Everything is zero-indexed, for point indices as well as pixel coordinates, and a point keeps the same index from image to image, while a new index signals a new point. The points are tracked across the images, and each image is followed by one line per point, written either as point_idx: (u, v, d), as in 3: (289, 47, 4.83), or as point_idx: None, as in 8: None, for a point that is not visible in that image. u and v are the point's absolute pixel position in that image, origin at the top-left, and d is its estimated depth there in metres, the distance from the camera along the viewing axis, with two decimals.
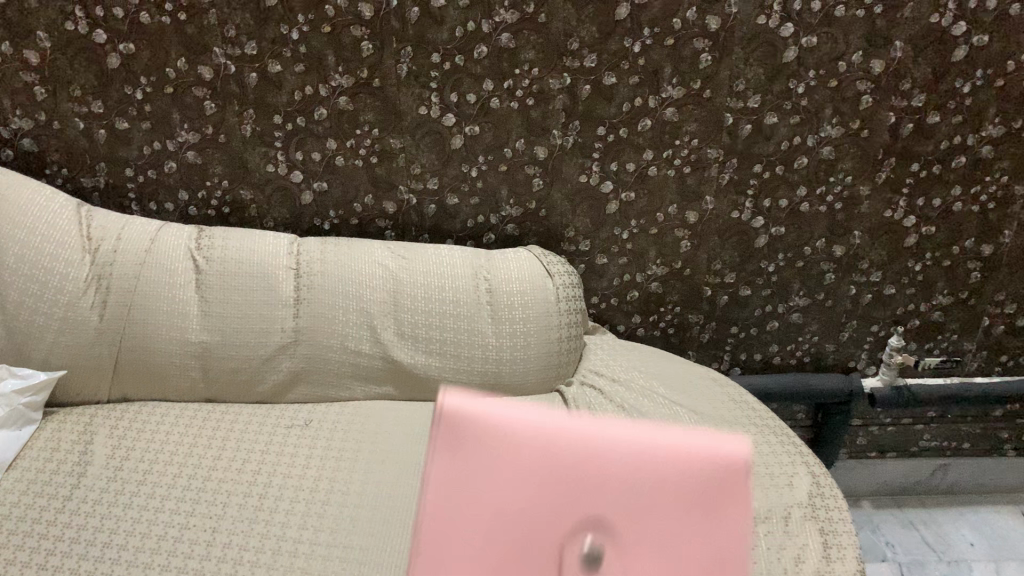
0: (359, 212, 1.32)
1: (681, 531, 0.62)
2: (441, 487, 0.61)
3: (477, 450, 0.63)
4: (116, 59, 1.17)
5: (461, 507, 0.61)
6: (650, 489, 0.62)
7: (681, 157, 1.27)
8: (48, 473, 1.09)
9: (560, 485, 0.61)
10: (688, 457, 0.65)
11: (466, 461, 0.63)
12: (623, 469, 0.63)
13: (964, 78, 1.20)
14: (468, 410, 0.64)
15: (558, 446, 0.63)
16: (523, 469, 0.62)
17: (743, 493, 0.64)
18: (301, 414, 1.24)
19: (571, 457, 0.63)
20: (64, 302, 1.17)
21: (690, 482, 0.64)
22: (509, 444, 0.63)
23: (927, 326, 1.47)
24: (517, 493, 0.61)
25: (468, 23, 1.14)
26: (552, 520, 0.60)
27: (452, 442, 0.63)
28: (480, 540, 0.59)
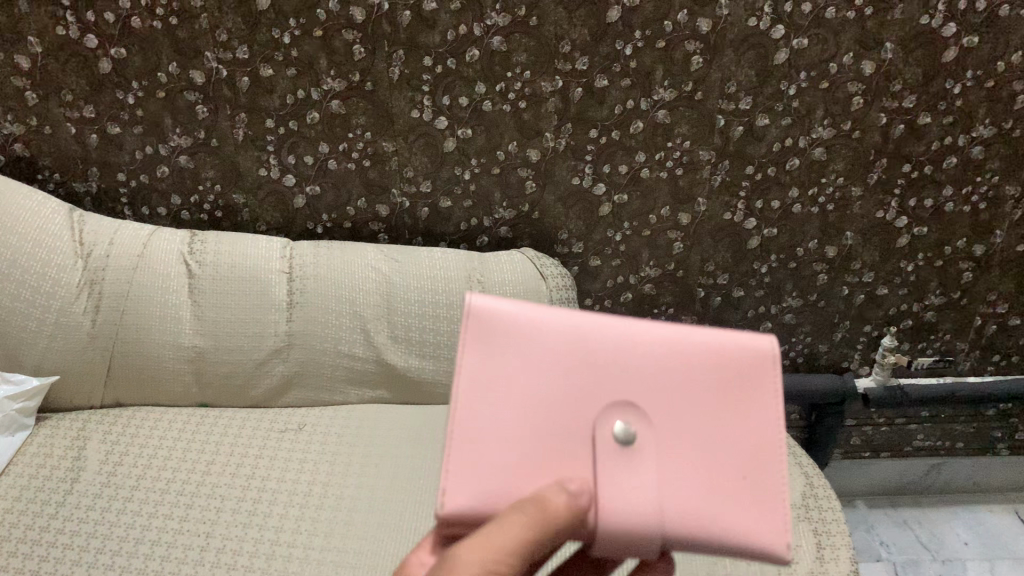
0: (352, 215, 1.32)
1: (709, 417, 0.66)
2: (480, 383, 0.65)
3: (511, 345, 0.66)
4: (107, 64, 1.17)
5: (501, 398, 0.64)
6: (680, 378, 0.66)
7: (673, 159, 1.27)
8: (42, 478, 1.09)
9: (594, 379, 0.65)
10: (718, 346, 0.68)
11: (499, 354, 0.65)
12: (654, 361, 0.66)
13: (955, 79, 1.20)
14: (499, 308, 0.67)
15: (589, 341, 0.66)
16: (557, 363, 0.65)
17: (771, 381, 0.67)
18: (295, 417, 1.24)
19: (603, 351, 0.66)
20: (57, 307, 1.16)
21: (719, 367, 0.67)
22: (543, 340, 0.66)
23: (920, 326, 1.48)
24: (554, 385, 0.65)
25: (459, 27, 1.14)
26: (588, 409, 0.64)
27: (481, 333, 0.66)
28: (516, 421, 0.64)
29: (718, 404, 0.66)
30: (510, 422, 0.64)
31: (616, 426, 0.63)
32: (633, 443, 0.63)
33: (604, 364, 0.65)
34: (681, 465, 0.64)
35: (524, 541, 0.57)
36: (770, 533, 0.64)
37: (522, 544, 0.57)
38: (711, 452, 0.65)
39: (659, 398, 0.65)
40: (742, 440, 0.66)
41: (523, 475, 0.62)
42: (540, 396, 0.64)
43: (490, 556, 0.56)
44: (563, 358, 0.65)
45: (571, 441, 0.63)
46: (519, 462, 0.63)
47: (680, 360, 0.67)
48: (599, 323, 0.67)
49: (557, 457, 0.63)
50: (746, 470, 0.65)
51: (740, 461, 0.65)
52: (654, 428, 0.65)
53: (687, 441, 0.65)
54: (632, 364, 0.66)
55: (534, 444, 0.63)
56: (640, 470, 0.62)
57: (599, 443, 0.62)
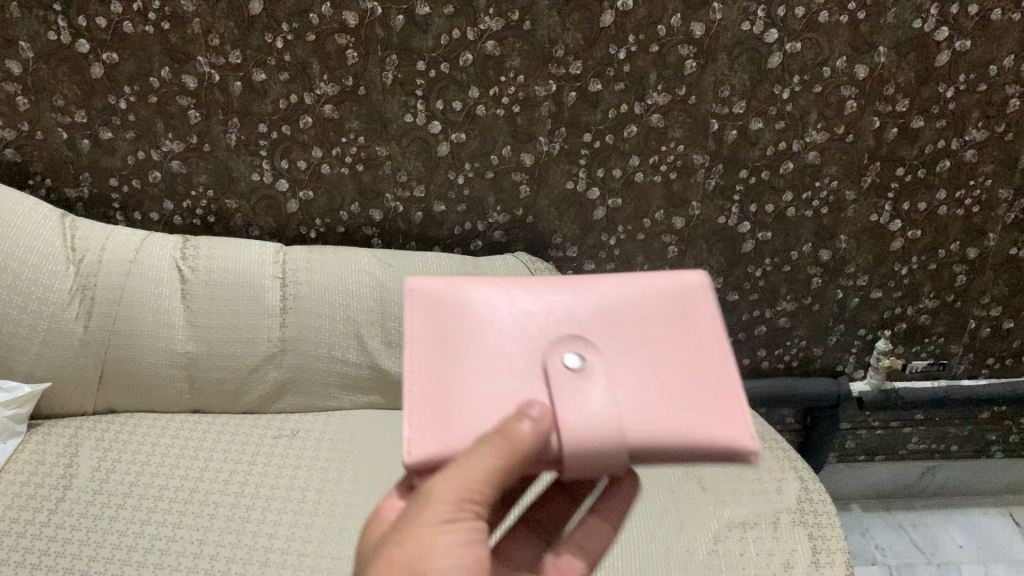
0: (346, 219, 1.32)
1: (655, 343, 0.69)
2: (427, 341, 0.68)
3: (454, 307, 0.70)
4: (99, 69, 1.17)
5: (454, 348, 0.67)
6: (623, 310, 0.70)
7: (667, 163, 1.27)
8: (33, 485, 1.08)
9: (541, 318, 0.69)
10: (647, 288, 0.73)
11: (443, 318, 0.69)
12: (596, 301, 0.71)
13: (947, 83, 1.20)
14: (435, 287, 0.72)
15: (532, 295, 0.71)
16: (504, 312, 0.69)
17: (703, 309, 0.72)
18: (288, 423, 1.23)
19: (548, 299, 0.71)
20: (49, 313, 1.16)
21: (655, 305, 0.72)
22: (486, 297, 0.71)
23: (914, 329, 1.48)
24: (504, 328, 0.68)
25: (452, 31, 1.13)
26: (536, 344, 0.67)
27: (424, 307, 0.71)
28: (467, 365, 0.66)
29: (664, 328, 0.70)
30: (466, 364, 0.66)
31: (569, 350, 0.66)
32: (588, 362, 0.65)
33: (550, 306, 0.70)
34: (641, 381, 0.66)
35: (494, 468, 0.57)
36: (739, 436, 0.64)
37: (493, 469, 0.57)
38: (667, 373, 0.67)
39: (605, 329, 0.69)
40: (693, 354, 0.69)
41: (482, 410, 0.63)
42: (491, 338, 0.67)
43: (465, 484, 0.56)
44: (508, 306, 0.70)
45: (526, 369, 0.65)
46: (478, 396, 0.64)
47: (620, 299, 0.72)
48: (539, 283, 0.73)
49: (514, 387, 0.64)
50: (702, 385, 0.67)
51: (693, 375, 0.67)
52: (605, 352, 0.67)
53: (641, 366, 0.67)
54: (576, 305, 0.70)
55: (491, 378, 0.65)
56: (600, 382, 0.63)
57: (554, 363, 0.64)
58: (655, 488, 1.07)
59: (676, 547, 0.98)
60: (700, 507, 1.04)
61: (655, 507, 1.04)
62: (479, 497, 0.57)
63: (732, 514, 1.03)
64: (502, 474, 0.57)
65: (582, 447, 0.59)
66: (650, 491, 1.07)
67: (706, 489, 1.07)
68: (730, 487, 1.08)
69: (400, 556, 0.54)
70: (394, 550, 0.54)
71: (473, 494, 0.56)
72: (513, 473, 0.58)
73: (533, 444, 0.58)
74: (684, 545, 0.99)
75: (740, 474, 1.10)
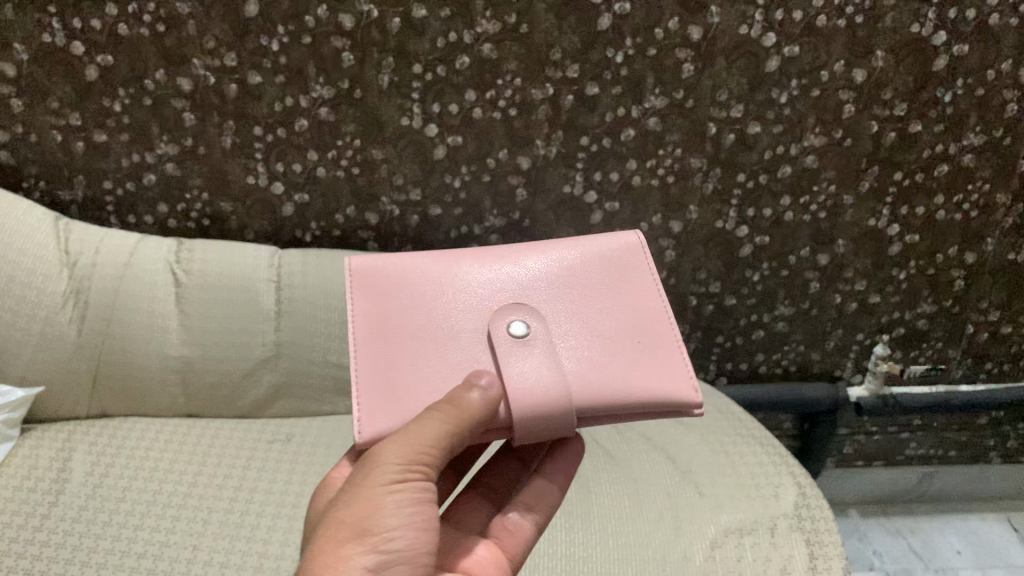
0: (341, 223, 1.31)
1: (585, 303, 0.80)
2: (377, 319, 0.78)
3: (399, 286, 0.80)
4: (93, 71, 1.16)
5: (404, 323, 0.78)
6: (554, 276, 0.81)
7: (665, 167, 1.27)
8: (26, 490, 1.07)
9: (486, 293, 0.79)
10: (573, 252, 0.84)
11: (390, 297, 0.80)
12: (534, 272, 0.81)
13: (945, 87, 1.20)
14: (377, 267, 0.82)
15: (476, 269, 0.81)
16: (446, 287, 0.80)
17: (621, 271, 0.83)
18: (282, 428, 1.23)
19: (491, 273, 0.81)
20: (42, 317, 1.15)
21: (582, 268, 0.82)
22: (426, 269, 0.81)
23: (912, 334, 1.47)
24: (452, 305, 0.78)
25: (449, 34, 1.13)
26: (479, 315, 0.78)
27: (370, 288, 0.81)
28: (418, 339, 0.76)
29: (598, 292, 0.81)
30: (417, 341, 0.76)
31: (511, 320, 0.76)
32: (529, 331, 0.75)
33: (491, 282, 0.80)
34: (577, 344, 0.77)
35: (440, 431, 0.66)
36: (668, 386, 0.76)
37: (439, 434, 0.66)
38: (598, 331, 0.78)
39: (542, 296, 0.80)
40: (626, 314, 0.80)
41: (435, 380, 0.74)
42: (441, 315, 0.78)
43: (412, 448, 0.65)
44: (454, 280, 0.80)
45: (473, 341, 0.76)
46: (432, 370, 0.75)
47: (556, 269, 0.82)
48: (482, 256, 0.83)
49: (464, 358, 0.75)
50: (630, 340, 0.78)
51: (622, 331, 0.78)
52: (546, 319, 0.78)
53: (575, 328, 0.78)
54: (517, 278, 0.81)
55: (444, 352, 0.76)
56: (541, 349, 0.74)
57: (499, 334, 0.75)
58: (651, 494, 1.07)
59: (673, 553, 0.98)
60: (697, 513, 1.03)
61: (652, 513, 1.03)
62: (427, 459, 0.66)
63: (729, 519, 1.02)
64: (448, 439, 0.66)
65: (528, 411, 0.70)
66: (647, 497, 1.06)
67: (703, 494, 1.06)
68: (728, 493, 1.07)
69: (352, 513, 0.63)
70: (347, 508, 0.63)
71: (419, 457, 0.65)
72: (458, 438, 0.67)
73: (474, 411, 0.68)
74: (681, 551, 0.98)
75: (737, 479, 1.09)
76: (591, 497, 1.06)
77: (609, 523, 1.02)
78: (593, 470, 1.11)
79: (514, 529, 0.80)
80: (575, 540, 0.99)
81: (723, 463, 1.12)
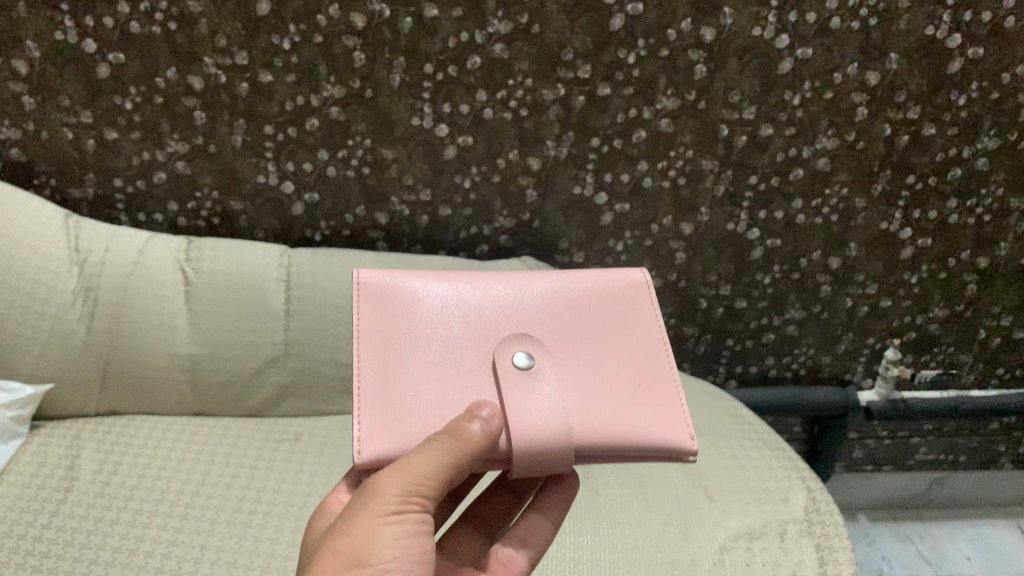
0: (350, 223, 1.31)
1: (592, 339, 0.79)
2: (380, 334, 0.75)
3: (402, 302, 0.78)
4: (105, 70, 1.16)
5: (407, 342, 0.75)
6: (561, 309, 0.80)
7: (676, 169, 1.26)
8: (34, 487, 1.07)
9: (491, 320, 0.77)
10: (580, 286, 0.83)
11: (393, 312, 0.77)
12: (540, 303, 0.80)
13: (959, 90, 1.19)
14: (381, 278, 0.79)
15: (482, 293, 0.79)
16: (451, 309, 0.77)
17: (629, 311, 0.82)
18: (290, 428, 1.22)
19: (496, 299, 0.79)
20: (52, 314, 1.15)
21: (589, 303, 0.81)
22: (431, 288, 0.79)
23: (923, 338, 1.46)
24: (456, 330, 0.76)
25: (461, 34, 1.13)
26: (484, 342, 0.76)
27: (373, 300, 0.77)
28: (421, 360, 0.74)
29: (603, 329, 0.80)
30: (420, 362, 0.74)
31: (516, 352, 0.74)
32: (534, 365, 0.74)
33: (498, 310, 0.78)
34: (581, 383, 0.75)
35: (439, 463, 0.63)
36: (672, 432, 0.75)
37: (440, 466, 0.63)
38: (603, 370, 0.77)
39: (548, 330, 0.78)
40: (630, 354, 0.79)
41: (437, 403, 0.71)
42: (446, 339, 0.75)
43: (409, 479, 0.62)
44: (459, 302, 0.78)
45: (477, 367, 0.74)
46: (434, 394, 0.72)
47: (563, 301, 0.81)
48: (488, 280, 0.81)
49: (467, 385, 0.73)
50: (636, 382, 0.77)
51: (627, 372, 0.77)
52: (550, 354, 0.76)
53: (580, 365, 0.76)
54: (523, 306, 0.79)
55: (447, 376, 0.73)
56: (545, 384, 0.73)
57: (504, 364, 0.73)
58: (660, 497, 1.06)
59: (683, 557, 0.97)
60: (706, 517, 1.03)
61: (660, 517, 1.03)
62: (426, 492, 0.63)
63: (738, 524, 1.02)
64: (449, 471, 0.64)
65: (530, 447, 0.68)
66: (656, 501, 1.06)
67: (712, 498, 1.06)
68: (737, 497, 1.06)
69: (345, 546, 0.60)
70: (339, 540, 0.60)
71: (419, 488, 0.63)
72: (458, 470, 0.65)
73: (477, 445, 0.65)
74: (690, 555, 0.97)
75: (746, 483, 1.09)
76: (600, 500, 1.06)
77: (617, 526, 1.01)
78: (602, 473, 1.11)
79: (508, 563, 0.78)
80: (584, 543, 0.99)
81: (732, 467, 1.12)
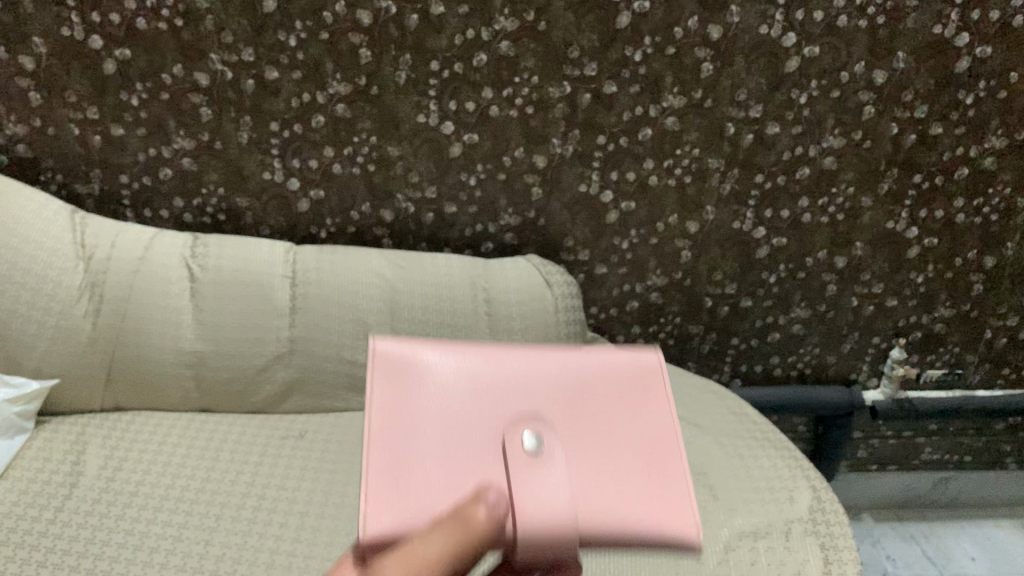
0: (356, 220, 1.31)
1: (602, 422, 0.78)
2: (391, 407, 0.75)
3: (416, 377, 0.78)
4: (112, 65, 1.16)
5: (417, 417, 0.74)
6: (574, 390, 0.79)
7: (682, 167, 1.26)
8: (40, 482, 1.08)
9: (503, 396, 0.77)
10: (593, 367, 0.82)
11: (406, 387, 0.77)
12: (552, 381, 0.79)
13: (967, 89, 1.19)
14: (396, 352, 0.79)
15: (495, 370, 0.79)
16: (463, 386, 0.77)
17: (639, 396, 0.82)
18: (296, 424, 1.22)
19: (509, 377, 0.78)
20: (58, 310, 1.15)
21: (601, 385, 0.81)
22: (443, 366, 0.79)
23: (929, 338, 1.46)
24: (467, 406, 0.75)
25: (467, 31, 1.13)
26: (496, 420, 0.74)
27: (386, 373, 0.78)
28: (430, 437, 0.73)
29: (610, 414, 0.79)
30: (429, 439, 0.73)
31: (528, 430, 0.72)
32: (546, 444, 0.71)
33: (510, 387, 0.77)
34: (592, 466, 0.74)
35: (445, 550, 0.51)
36: (679, 522, 0.73)
37: (446, 552, 0.51)
38: (613, 456, 0.76)
39: (560, 408, 0.77)
40: (637, 442, 0.78)
41: (445, 483, 0.70)
42: (456, 415, 0.75)
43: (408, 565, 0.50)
44: (470, 380, 0.78)
45: (486, 445, 0.72)
46: (442, 473, 0.70)
47: (574, 383, 0.80)
48: (501, 357, 0.80)
49: (477, 464, 0.71)
50: (646, 472, 0.76)
51: (637, 459, 0.77)
52: (562, 434, 0.75)
53: (591, 447, 0.75)
54: (533, 387, 0.78)
55: (455, 454, 0.72)
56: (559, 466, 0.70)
57: (514, 444, 0.71)
58: None
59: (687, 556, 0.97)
60: (711, 516, 1.03)
61: None
62: None
63: (743, 523, 1.01)
64: (453, 561, 0.52)
65: (543, 535, 0.63)
66: None
67: (717, 497, 1.06)
68: (742, 496, 1.06)
69: None
70: None
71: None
72: (464, 563, 0.53)
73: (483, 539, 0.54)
74: (694, 554, 0.97)
75: (751, 482, 1.08)
76: None
77: None
78: None
79: None
80: None
81: (737, 465, 1.11)
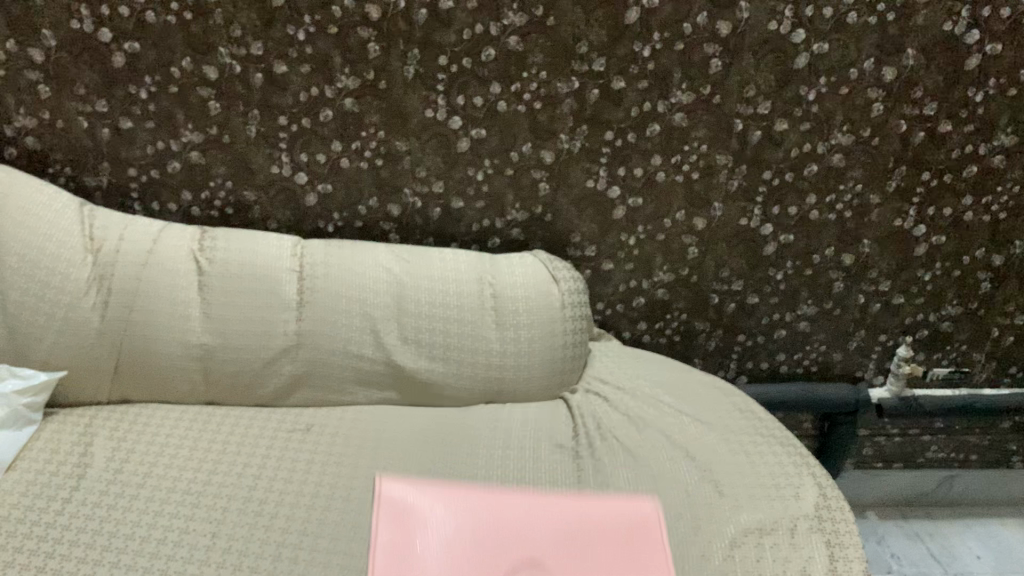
0: (363, 214, 1.31)
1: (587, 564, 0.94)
2: (395, 563, 0.92)
3: (419, 521, 0.98)
4: (121, 59, 1.16)
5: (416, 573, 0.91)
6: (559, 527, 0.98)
7: (690, 163, 1.26)
8: (48, 474, 1.08)
9: (496, 548, 0.95)
10: (580, 509, 1.01)
11: (412, 527, 0.97)
12: (541, 529, 0.98)
13: (977, 86, 1.18)
14: (405, 496, 1.01)
15: (491, 508, 1.00)
16: (461, 526, 0.98)
17: (624, 534, 0.98)
18: (303, 418, 1.22)
19: (503, 525, 0.98)
20: (66, 303, 1.16)
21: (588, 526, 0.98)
22: (444, 510, 1.00)
23: (936, 336, 1.46)
24: (462, 563, 0.93)
25: (475, 26, 1.13)
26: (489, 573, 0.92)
27: (395, 518, 0.98)
28: None
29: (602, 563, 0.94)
30: None
31: None
32: None
33: (504, 548, 0.95)
34: None
35: None
36: None
37: None
38: None
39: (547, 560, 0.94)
40: None
41: None
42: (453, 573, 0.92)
43: None
44: (471, 504, 1.01)
45: None
46: None
47: (567, 521, 0.99)
48: (498, 498, 1.02)
49: None
50: None
51: None
52: None
53: None
54: (536, 530, 0.97)
55: None
56: None
57: None
58: (670, 491, 1.06)
59: (692, 552, 0.97)
60: (717, 512, 1.03)
61: (670, 510, 1.03)
62: None
63: (748, 519, 1.02)
64: None
65: None
66: (666, 495, 1.06)
67: (722, 493, 1.06)
68: (747, 492, 1.06)
69: None
70: None
71: None
72: None
73: None
74: (699, 550, 0.98)
75: (757, 479, 1.08)
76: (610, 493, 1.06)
77: None
78: (611, 466, 1.11)
79: None
80: None
81: (743, 461, 1.12)
